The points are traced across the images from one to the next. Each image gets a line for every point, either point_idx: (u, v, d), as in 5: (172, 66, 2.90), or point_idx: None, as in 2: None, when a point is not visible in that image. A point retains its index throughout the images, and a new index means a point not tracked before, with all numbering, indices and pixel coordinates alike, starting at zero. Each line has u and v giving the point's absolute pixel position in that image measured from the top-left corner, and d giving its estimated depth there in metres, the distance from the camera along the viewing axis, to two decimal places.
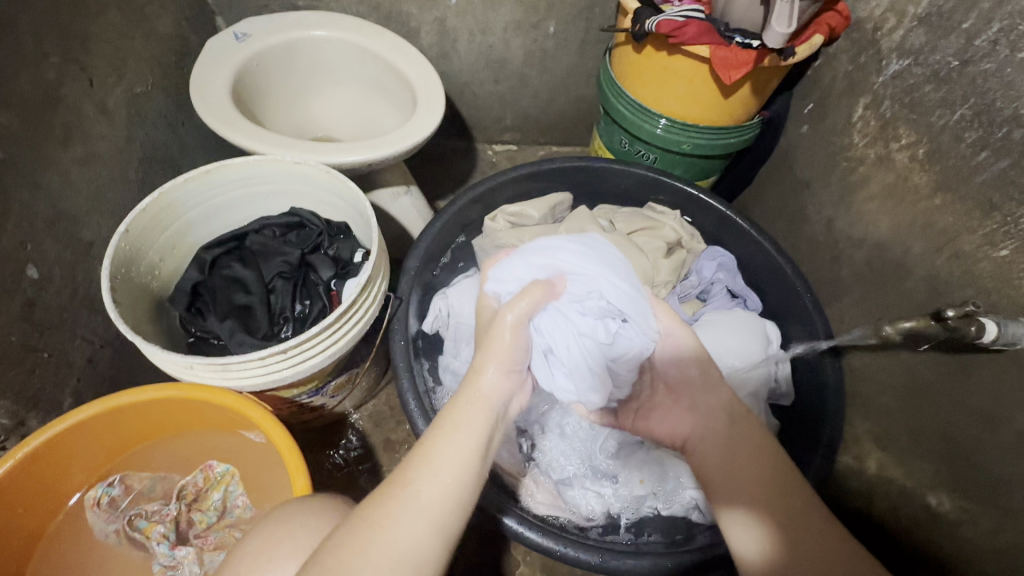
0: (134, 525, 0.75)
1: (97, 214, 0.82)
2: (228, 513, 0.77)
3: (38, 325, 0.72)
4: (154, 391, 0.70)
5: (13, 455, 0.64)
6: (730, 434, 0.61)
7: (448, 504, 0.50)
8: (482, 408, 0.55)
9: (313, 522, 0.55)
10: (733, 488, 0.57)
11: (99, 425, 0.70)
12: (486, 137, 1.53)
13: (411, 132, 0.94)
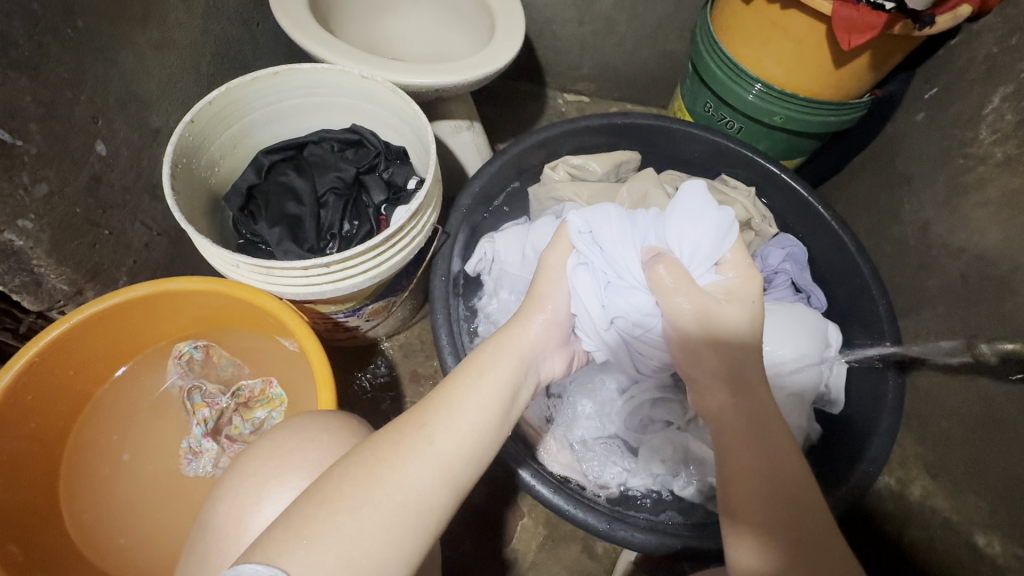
0: (190, 395, 0.78)
1: (166, 101, 0.82)
2: (259, 434, 0.78)
3: (101, 202, 0.73)
4: (201, 283, 0.71)
5: (66, 319, 0.66)
6: (754, 445, 0.52)
7: (462, 454, 0.50)
8: (512, 356, 0.59)
9: (327, 440, 0.55)
10: (740, 505, 0.50)
11: (151, 305, 0.73)
12: (559, 83, 1.44)
13: (485, 61, 0.89)
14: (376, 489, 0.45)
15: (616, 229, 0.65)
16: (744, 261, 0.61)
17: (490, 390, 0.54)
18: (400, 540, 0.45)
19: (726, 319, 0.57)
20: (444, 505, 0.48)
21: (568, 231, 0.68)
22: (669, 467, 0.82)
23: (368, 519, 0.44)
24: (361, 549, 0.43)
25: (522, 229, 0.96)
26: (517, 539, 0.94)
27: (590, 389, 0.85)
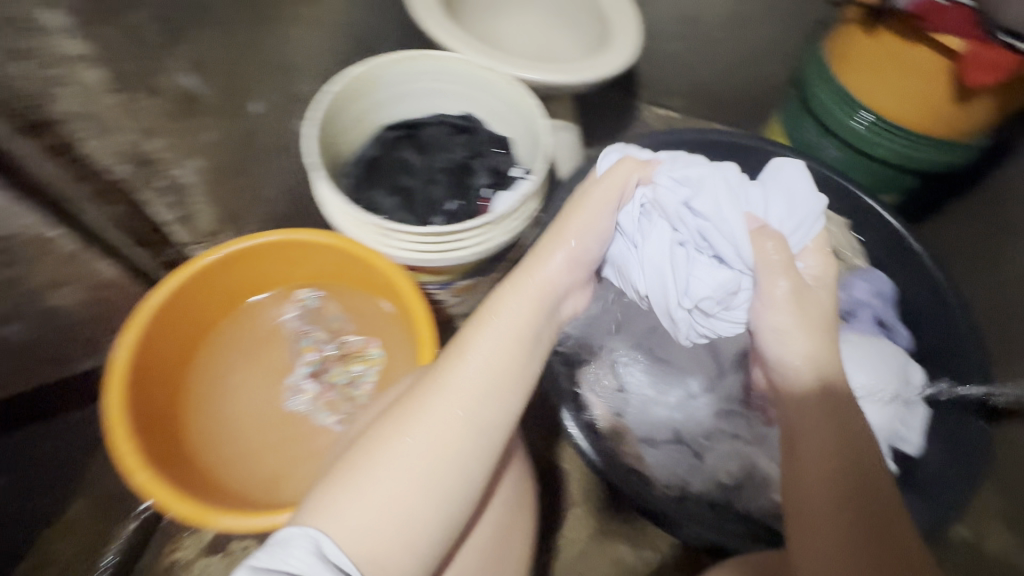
0: (300, 339, 0.87)
1: (310, 72, 0.89)
2: (354, 386, 0.84)
3: (249, 154, 0.82)
4: (329, 236, 0.78)
5: (231, 245, 0.77)
6: (819, 442, 0.52)
7: (487, 392, 0.49)
8: (531, 298, 0.57)
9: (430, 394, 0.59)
10: (801, 479, 0.52)
11: (287, 252, 0.81)
12: (650, 96, 1.43)
13: (602, 65, 0.94)
14: (400, 438, 0.45)
15: (719, 192, 0.65)
16: (822, 249, 0.68)
17: (499, 332, 0.53)
18: (439, 488, 0.44)
19: (821, 315, 0.60)
20: (476, 444, 0.47)
21: (657, 203, 0.67)
22: (733, 478, 0.83)
23: (400, 464, 0.44)
24: (398, 504, 0.43)
25: None
26: (568, 526, 0.97)
27: (658, 389, 0.89)
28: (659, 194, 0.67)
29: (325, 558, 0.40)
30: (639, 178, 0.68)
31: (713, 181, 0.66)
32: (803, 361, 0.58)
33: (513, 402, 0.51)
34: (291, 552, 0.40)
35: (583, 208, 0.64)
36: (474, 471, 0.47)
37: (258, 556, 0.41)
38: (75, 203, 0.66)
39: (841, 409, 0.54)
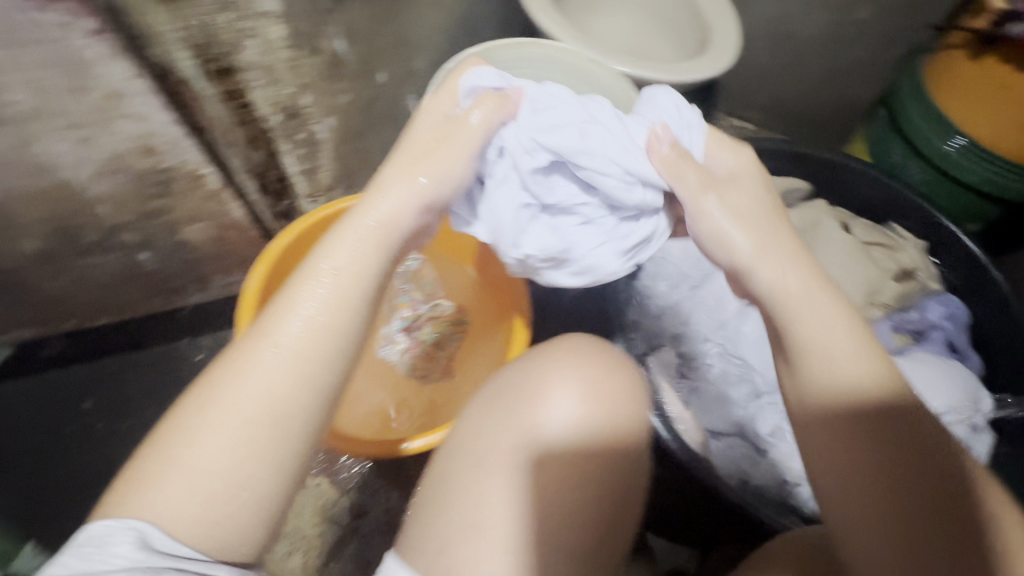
0: (396, 295, 0.95)
1: (424, 51, 0.95)
2: (438, 346, 0.92)
3: (367, 121, 0.88)
4: None
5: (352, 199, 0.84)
6: (842, 450, 0.47)
7: (313, 352, 0.51)
8: (375, 236, 0.57)
9: (556, 366, 0.63)
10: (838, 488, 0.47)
11: None
12: (727, 107, 1.45)
13: (700, 68, 0.98)
14: (222, 411, 0.47)
15: (561, 115, 0.57)
16: (727, 140, 0.65)
17: (332, 288, 0.53)
18: (268, 455, 0.47)
19: (773, 241, 0.58)
20: (302, 404, 0.49)
21: (512, 151, 0.59)
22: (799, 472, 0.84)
23: (216, 435, 0.46)
24: (225, 476, 0.45)
25: None
26: None
27: (726, 384, 0.92)
28: (519, 146, 0.58)
29: (150, 546, 0.41)
30: (500, 118, 0.59)
31: (566, 103, 0.58)
32: (782, 315, 0.54)
33: (349, 350, 0.53)
34: (113, 548, 0.40)
35: (448, 142, 0.59)
36: (310, 428, 0.50)
37: (65, 561, 0.40)
38: (230, 146, 0.73)
39: (839, 351, 0.50)
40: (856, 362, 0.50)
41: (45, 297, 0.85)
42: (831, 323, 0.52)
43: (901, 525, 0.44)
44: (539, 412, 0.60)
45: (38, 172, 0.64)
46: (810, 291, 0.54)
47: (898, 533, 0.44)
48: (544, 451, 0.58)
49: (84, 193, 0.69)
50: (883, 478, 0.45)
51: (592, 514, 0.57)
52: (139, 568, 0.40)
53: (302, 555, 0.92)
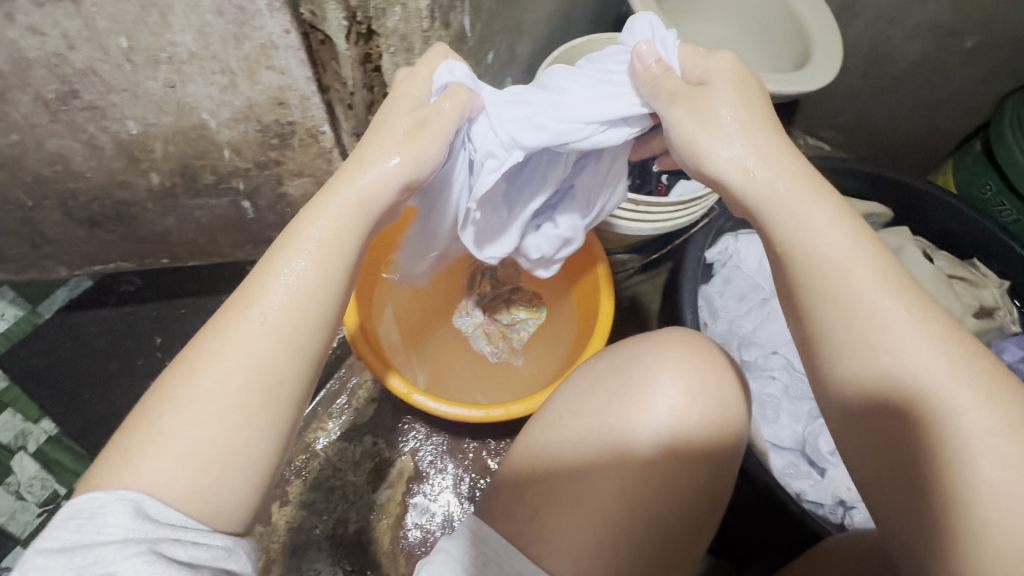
0: (482, 271, 0.97)
1: (527, 36, 0.97)
2: (512, 329, 0.97)
3: None
4: None
5: None
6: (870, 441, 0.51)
7: (304, 323, 0.52)
8: (359, 215, 0.56)
9: (654, 356, 0.66)
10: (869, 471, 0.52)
11: None
12: (805, 125, 1.43)
13: (799, 79, 0.98)
14: (212, 381, 0.48)
15: (525, 114, 0.60)
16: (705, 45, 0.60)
17: (311, 264, 0.53)
18: (258, 422, 0.48)
19: (749, 129, 0.56)
20: (296, 370, 0.51)
21: (487, 147, 0.61)
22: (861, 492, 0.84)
23: (207, 405, 0.47)
24: (219, 440, 0.47)
25: None
26: None
27: (791, 399, 0.93)
28: (495, 142, 0.61)
29: (147, 515, 0.43)
30: (462, 114, 0.59)
31: (531, 94, 0.62)
32: (781, 244, 0.55)
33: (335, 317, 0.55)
34: (106, 519, 0.42)
35: (425, 135, 0.58)
36: (302, 389, 0.52)
37: (55, 536, 0.41)
38: (348, 110, 0.76)
39: (846, 297, 0.51)
40: (862, 303, 0.51)
41: (153, 233, 0.91)
42: (814, 230, 0.53)
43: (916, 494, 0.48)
44: (642, 408, 0.62)
45: (180, 112, 0.69)
46: (788, 190, 0.54)
47: (885, 473, 0.51)
48: (643, 449, 0.60)
49: (214, 137, 0.74)
50: (881, 427, 0.51)
51: (669, 495, 0.60)
52: (134, 540, 0.41)
53: (353, 509, 0.95)
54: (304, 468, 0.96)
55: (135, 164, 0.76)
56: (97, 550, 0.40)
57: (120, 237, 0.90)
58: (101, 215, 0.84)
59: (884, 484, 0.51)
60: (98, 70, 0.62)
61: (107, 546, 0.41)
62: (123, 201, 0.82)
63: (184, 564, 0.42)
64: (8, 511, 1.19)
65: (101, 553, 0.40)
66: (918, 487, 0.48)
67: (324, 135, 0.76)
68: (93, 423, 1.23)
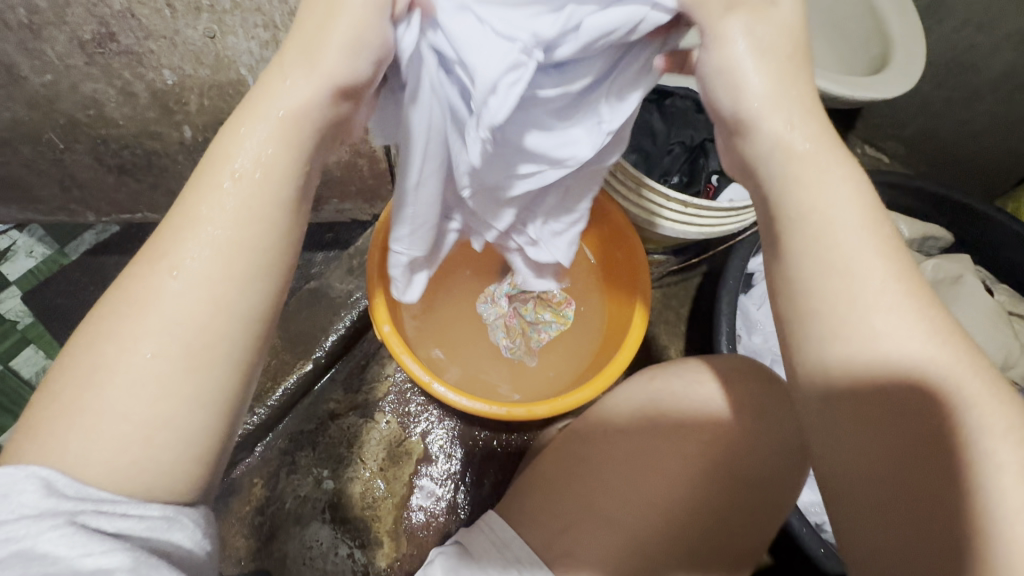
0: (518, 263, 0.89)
1: None
2: (532, 327, 0.91)
3: None
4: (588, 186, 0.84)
5: None
6: (868, 454, 0.41)
7: (230, 272, 0.42)
8: (274, 130, 0.43)
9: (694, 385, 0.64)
10: (861, 490, 0.42)
11: None
12: (865, 134, 1.35)
13: (874, 87, 0.90)
14: (151, 342, 0.40)
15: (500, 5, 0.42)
16: None
17: (236, 203, 0.43)
18: (183, 391, 0.40)
19: (789, 84, 0.45)
20: (222, 332, 0.41)
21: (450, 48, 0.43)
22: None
23: (122, 373, 0.39)
24: (137, 413, 0.39)
25: None
26: None
27: None
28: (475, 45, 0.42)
29: (64, 493, 0.37)
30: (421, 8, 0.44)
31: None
32: (797, 213, 0.45)
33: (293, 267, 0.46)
34: (16, 500, 0.36)
35: (333, 19, 0.43)
36: (243, 358, 0.43)
37: None
38: None
39: (849, 264, 0.43)
40: (868, 283, 0.42)
41: (182, 186, 0.88)
42: (828, 210, 0.44)
43: (922, 514, 0.39)
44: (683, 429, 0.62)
45: (217, 65, 0.65)
46: (817, 153, 0.45)
47: (880, 487, 0.41)
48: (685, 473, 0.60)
49: (249, 94, 0.70)
50: (894, 424, 0.41)
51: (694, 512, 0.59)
52: (49, 514, 0.36)
53: (357, 484, 0.94)
54: (313, 438, 0.95)
55: (168, 115, 0.73)
56: (7, 526, 0.35)
57: (149, 188, 0.88)
58: (130, 163, 0.82)
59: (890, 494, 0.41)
60: (136, 13, 0.58)
61: (22, 522, 0.35)
62: (153, 151, 0.80)
63: (110, 538, 0.36)
64: None
65: (13, 529, 0.35)
66: (934, 499, 0.39)
67: None
68: None
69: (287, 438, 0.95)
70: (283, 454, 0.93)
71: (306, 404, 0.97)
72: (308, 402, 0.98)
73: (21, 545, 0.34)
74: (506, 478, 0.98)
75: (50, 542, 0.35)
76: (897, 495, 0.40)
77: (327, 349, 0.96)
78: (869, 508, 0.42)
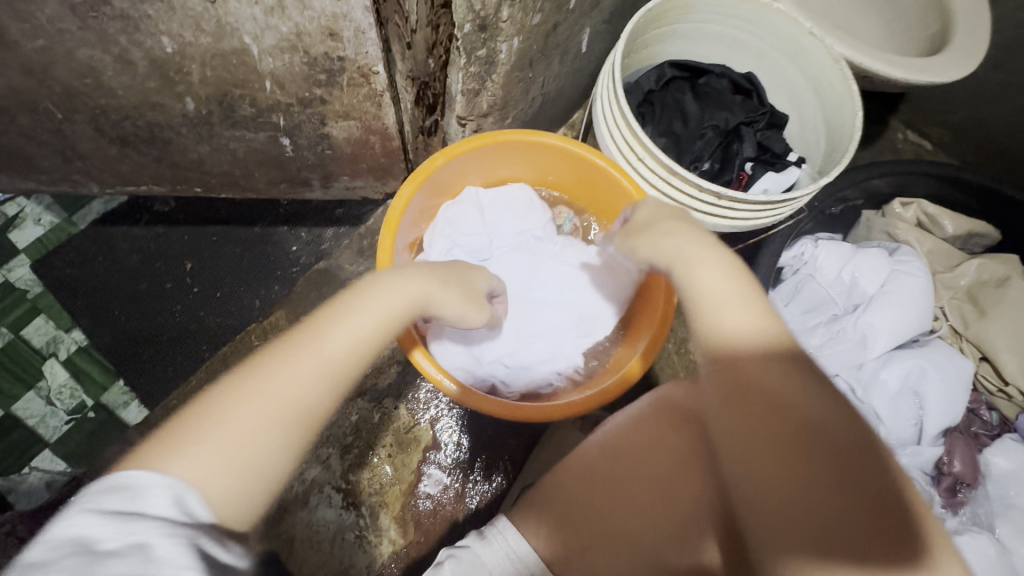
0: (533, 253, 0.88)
1: None
2: None
3: (543, 50, 0.79)
4: (610, 165, 0.76)
5: (529, 136, 0.76)
6: (749, 420, 0.44)
7: (349, 369, 0.51)
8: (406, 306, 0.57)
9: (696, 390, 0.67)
10: (745, 460, 0.44)
11: (581, 167, 0.81)
12: (908, 118, 1.26)
13: (932, 69, 0.82)
14: (269, 400, 0.47)
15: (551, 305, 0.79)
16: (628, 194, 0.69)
17: (369, 324, 0.53)
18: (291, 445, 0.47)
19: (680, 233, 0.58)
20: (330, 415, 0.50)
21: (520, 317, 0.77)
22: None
23: (250, 417, 0.45)
24: (258, 455, 0.45)
25: (855, 251, 0.91)
26: None
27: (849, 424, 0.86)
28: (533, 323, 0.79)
29: (184, 509, 0.39)
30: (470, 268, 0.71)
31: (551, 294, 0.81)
32: (686, 286, 0.53)
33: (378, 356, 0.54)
34: (148, 501, 0.38)
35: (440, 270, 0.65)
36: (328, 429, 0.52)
37: (97, 504, 0.37)
38: (407, 49, 0.68)
39: (717, 287, 0.51)
40: (731, 296, 0.50)
41: (187, 159, 0.85)
42: (709, 281, 0.52)
43: (807, 469, 0.41)
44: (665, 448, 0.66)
45: (220, 32, 0.60)
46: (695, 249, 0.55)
47: (766, 450, 0.43)
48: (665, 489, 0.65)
49: (254, 65, 0.65)
50: (768, 391, 0.45)
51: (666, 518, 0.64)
52: (173, 524, 0.38)
53: (365, 470, 0.93)
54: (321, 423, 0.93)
55: (170, 86, 0.68)
56: (140, 523, 0.37)
57: (153, 160, 0.85)
58: (133, 135, 0.78)
59: (777, 451, 0.42)
60: None
61: (154, 522, 0.37)
62: (156, 123, 0.76)
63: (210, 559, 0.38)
64: (38, 415, 1.20)
65: (146, 526, 0.37)
66: (826, 453, 0.41)
67: (376, 76, 0.68)
68: (116, 340, 1.23)
69: None
70: None
71: None
72: None
73: (142, 548, 0.36)
74: (515, 468, 0.97)
75: (170, 547, 0.36)
76: (778, 452, 0.42)
77: None
78: (757, 472, 0.43)
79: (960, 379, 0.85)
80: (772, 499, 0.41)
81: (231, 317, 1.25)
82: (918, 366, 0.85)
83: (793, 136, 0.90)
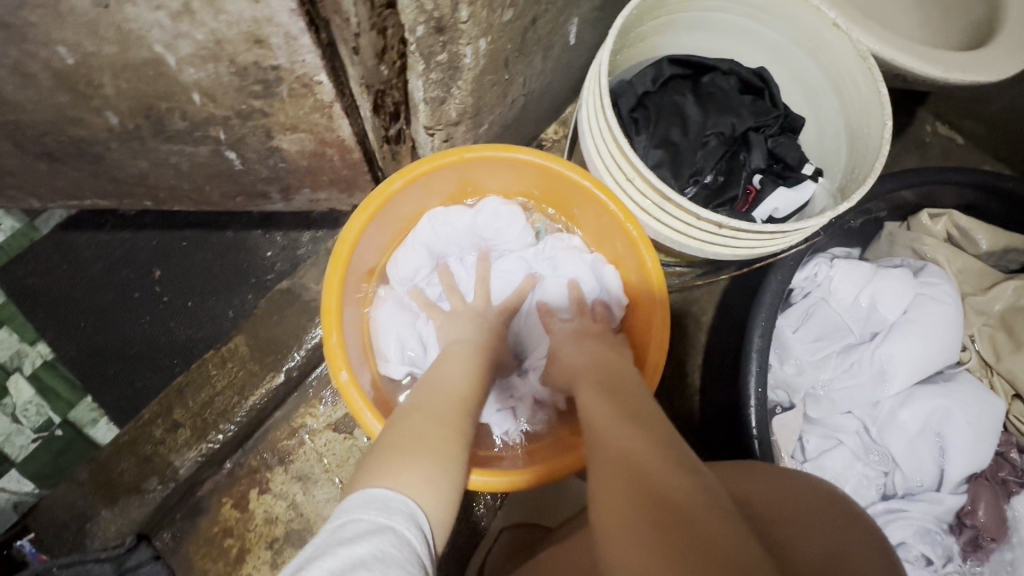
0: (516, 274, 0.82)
1: None
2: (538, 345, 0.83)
3: (519, 48, 0.69)
4: (590, 181, 0.69)
5: (500, 151, 0.69)
6: (616, 474, 0.47)
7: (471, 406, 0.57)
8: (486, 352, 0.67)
9: None
10: (617, 515, 0.44)
11: (558, 184, 0.73)
12: (938, 108, 1.13)
13: (976, 65, 0.70)
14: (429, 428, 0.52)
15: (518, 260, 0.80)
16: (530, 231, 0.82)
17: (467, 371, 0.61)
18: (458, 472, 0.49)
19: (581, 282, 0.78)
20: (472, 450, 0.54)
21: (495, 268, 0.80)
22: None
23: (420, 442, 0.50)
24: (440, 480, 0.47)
25: (873, 272, 0.81)
26: None
27: (859, 463, 0.80)
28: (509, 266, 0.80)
29: (421, 522, 0.42)
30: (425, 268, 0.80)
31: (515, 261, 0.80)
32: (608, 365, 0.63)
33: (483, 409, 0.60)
34: (396, 509, 0.41)
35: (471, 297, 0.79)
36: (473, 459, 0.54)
37: (360, 510, 0.40)
38: (353, 55, 0.58)
39: (609, 376, 0.61)
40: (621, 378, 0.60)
41: (127, 174, 0.75)
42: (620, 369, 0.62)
43: (658, 512, 0.42)
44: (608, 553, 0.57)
45: (124, 42, 0.51)
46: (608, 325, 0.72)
47: (630, 502, 0.44)
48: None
49: (173, 76, 0.56)
50: (637, 445, 0.49)
51: None
52: (415, 538, 0.40)
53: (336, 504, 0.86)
54: (288, 456, 0.87)
55: (84, 100, 0.59)
56: (389, 535, 0.39)
57: (91, 176, 0.75)
58: (59, 150, 0.69)
59: (638, 501, 0.44)
60: None
61: (394, 542, 0.39)
62: (81, 139, 0.66)
63: None
64: (4, 433, 1.17)
65: (385, 543, 0.38)
66: (679, 491, 0.43)
67: (321, 86, 0.58)
68: (82, 354, 1.17)
69: (258, 456, 0.87)
70: (253, 471, 0.86)
71: (280, 417, 0.89)
72: (283, 413, 0.89)
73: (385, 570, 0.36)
74: (498, 500, 0.91)
75: None
76: (639, 499, 0.43)
77: (301, 358, 0.86)
78: (625, 524, 0.43)
79: (989, 421, 0.77)
80: (637, 548, 0.41)
81: (202, 328, 1.18)
82: (941, 407, 0.77)
83: (810, 142, 0.80)
